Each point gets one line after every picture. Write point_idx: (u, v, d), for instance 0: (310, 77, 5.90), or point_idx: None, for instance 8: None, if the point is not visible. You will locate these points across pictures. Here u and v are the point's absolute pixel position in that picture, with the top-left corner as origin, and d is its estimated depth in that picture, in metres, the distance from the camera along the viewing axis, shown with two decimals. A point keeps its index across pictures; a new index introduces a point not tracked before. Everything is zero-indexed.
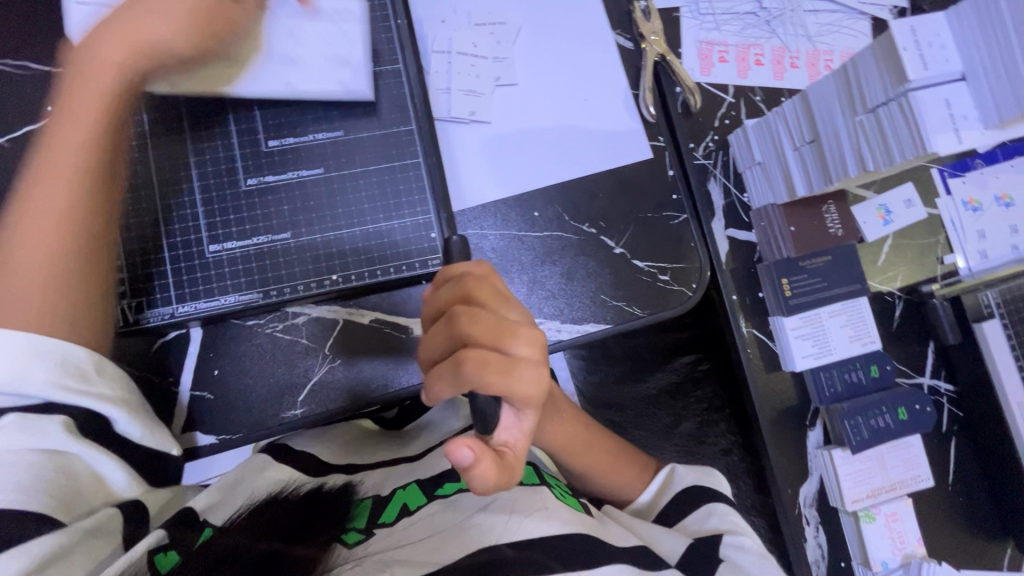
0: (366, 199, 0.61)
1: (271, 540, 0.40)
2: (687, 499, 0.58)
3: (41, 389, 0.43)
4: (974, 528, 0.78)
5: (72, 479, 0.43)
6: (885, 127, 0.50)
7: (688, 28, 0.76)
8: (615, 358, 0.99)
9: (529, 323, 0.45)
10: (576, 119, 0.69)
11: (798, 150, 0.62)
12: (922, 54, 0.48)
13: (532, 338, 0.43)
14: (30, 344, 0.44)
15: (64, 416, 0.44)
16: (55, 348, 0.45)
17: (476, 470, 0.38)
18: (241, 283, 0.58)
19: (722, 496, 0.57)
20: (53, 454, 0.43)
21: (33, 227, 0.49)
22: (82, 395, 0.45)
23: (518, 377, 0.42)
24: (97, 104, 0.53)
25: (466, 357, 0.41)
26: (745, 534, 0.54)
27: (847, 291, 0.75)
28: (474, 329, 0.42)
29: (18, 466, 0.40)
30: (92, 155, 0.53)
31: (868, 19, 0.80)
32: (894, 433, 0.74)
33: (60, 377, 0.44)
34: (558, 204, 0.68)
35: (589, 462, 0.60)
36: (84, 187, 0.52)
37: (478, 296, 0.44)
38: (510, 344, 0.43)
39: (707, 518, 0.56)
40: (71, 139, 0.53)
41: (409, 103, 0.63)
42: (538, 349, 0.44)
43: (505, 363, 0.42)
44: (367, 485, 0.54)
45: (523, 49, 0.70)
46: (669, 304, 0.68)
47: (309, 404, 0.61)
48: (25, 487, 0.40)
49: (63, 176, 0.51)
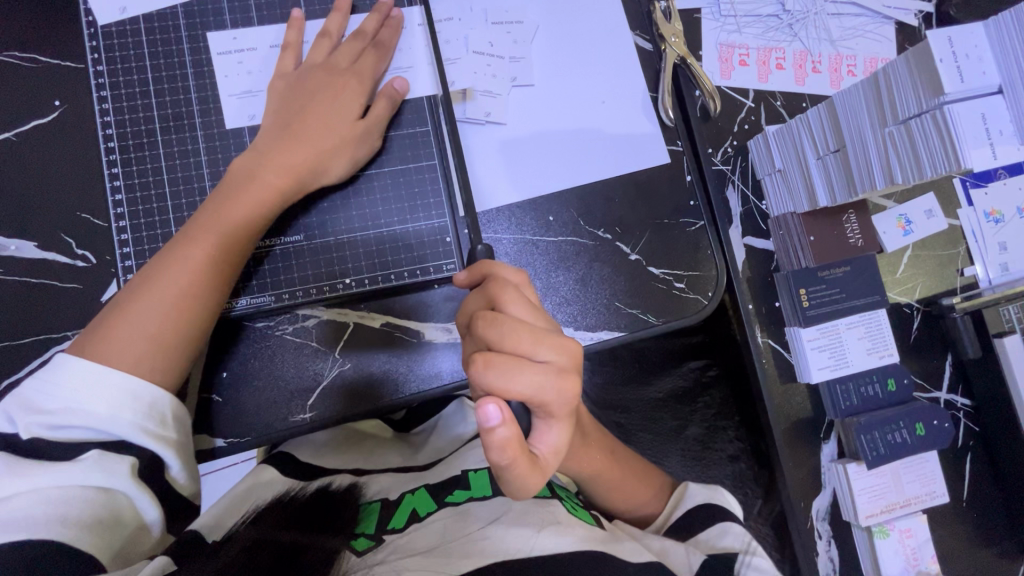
0: (380, 202, 0.60)
1: (273, 550, 0.39)
2: (701, 515, 0.57)
3: (120, 431, 0.44)
4: (986, 544, 0.79)
5: (120, 519, 0.43)
6: (916, 139, 0.49)
7: (709, 30, 0.75)
8: (621, 360, 0.93)
9: (558, 331, 0.44)
10: (593, 122, 0.68)
11: (821, 159, 0.61)
12: (958, 65, 0.47)
13: (561, 345, 0.42)
14: (128, 388, 0.45)
15: (132, 456, 0.44)
16: (145, 393, 0.46)
17: (500, 434, 0.38)
18: (253, 286, 0.57)
19: (734, 516, 0.57)
20: (107, 493, 0.43)
21: (167, 273, 0.50)
22: (154, 439, 0.46)
23: (543, 381, 0.41)
24: (304, 156, 0.54)
25: (490, 359, 0.40)
26: (757, 554, 0.53)
27: (866, 302, 0.73)
28: (500, 332, 0.41)
29: (75, 501, 0.41)
30: (269, 204, 0.54)
31: (892, 24, 0.78)
32: (912, 450, 0.73)
33: (142, 421, 0.46)
34: (574, 208, 0.67)
35: (614, 487, 0.61)
36: (234, 238, 0.52)
37: (502, 300, 0.44)
38: (537, 350, 0.41)
39: (721, 536, 0.55)
40: (261, 187, 0.53)
41: (426, 104, 0.62)
42: (568, 356, 0.42)
43: (530, 367, 0.41)
44: (375, 488, 0.54)
45: (541, 48, 0.68)
46: (684, 312, 0.67)
47: (318, 408, 0.60)
48: (77, 523, 0.40)
49: (229, 221, 0.52)
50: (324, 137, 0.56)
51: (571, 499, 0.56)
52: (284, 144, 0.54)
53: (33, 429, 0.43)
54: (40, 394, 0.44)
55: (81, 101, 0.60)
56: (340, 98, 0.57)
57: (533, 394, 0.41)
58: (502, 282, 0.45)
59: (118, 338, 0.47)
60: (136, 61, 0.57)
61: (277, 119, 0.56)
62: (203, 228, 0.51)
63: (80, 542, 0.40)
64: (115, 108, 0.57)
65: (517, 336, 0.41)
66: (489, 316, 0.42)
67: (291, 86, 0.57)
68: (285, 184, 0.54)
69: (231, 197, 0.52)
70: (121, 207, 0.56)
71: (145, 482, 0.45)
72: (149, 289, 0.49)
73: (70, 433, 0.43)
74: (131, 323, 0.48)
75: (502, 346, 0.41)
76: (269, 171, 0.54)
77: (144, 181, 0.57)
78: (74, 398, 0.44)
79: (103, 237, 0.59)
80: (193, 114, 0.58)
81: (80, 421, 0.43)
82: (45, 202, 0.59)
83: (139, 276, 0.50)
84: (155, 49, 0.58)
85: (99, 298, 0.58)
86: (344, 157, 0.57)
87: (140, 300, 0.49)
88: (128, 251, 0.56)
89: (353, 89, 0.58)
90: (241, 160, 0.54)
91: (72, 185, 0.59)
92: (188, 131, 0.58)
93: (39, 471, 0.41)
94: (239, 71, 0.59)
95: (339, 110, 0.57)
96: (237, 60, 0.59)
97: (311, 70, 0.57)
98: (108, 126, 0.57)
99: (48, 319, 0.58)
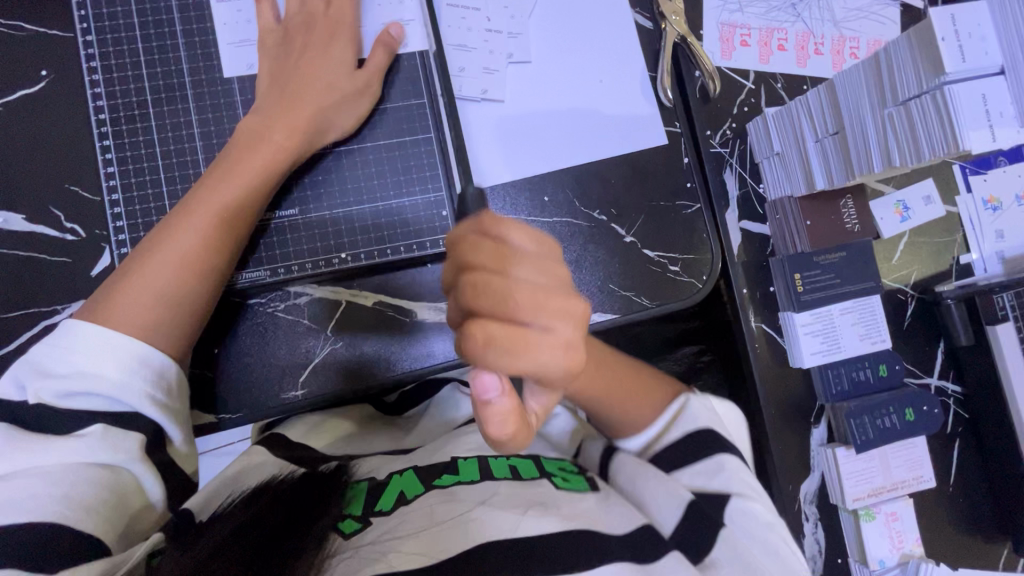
0: (375, 176, 0.59)
1: (259, 538, 0.39)
2: (697, 444, 0.54)
3: (133, 402, 0.45)
4: (971, 529, 0.80)
5: (123, 494, 0.43)
6: (915, 121, 0.48)
7: (711, 8, 0.73)
8: (616, 342, 0.92)
9: (564, 287, 0.38)
10: (590, 100, 0.67)
11: (820, 142, 0.60)
12: (960, 45, 0.46)
13: (565, 311, 0.36)
14: (142, 357, 0.46)
15: (139, 433, 0.45)
16: (157, 360, 0.47)
17: (501, 407, 0.34)
18: (249, 260, 0.57)
19: (730, 448, 0.54)
20: (114, 471, 0.43)
21: (178, 236, 0.49)
22: (162, 412, 0.46)
23: (549, 355, 0.35)
24: (310, 113, 0.55)
25: (489, 333, 0.35)
26: (752, 498, 0.51)
27: (860, 289, 0.74)
28: (490, 302, 0.36)
29: (80, 481, 0.41)
30: (282, 161, 0.54)
31: (898, 6, 0.77)
32: (900, 434, 0.74)
33: (151, 391, 0.46)
34: (569, 188, 0.66)
35: (613, 402, 0.56)
36: (250, 195, 0.52)
37: (477, 259, 0.37)
38: (535, 317, 0.36)
39: (717, 473, 0.52)
40: (273, 145, 0.54)
41: (423, 76, 0.61)
42: (573, 324, 0.37)
43: (533, 340, 0.35)
44: (366, 467, 0.54)
45: (539, 24, 0.67)
46: (678, 296, 0.67)
47: (309, 386, 0.60)
48: (80, 504, 0.40)
49: (243, 177, 0.52)
50: (326, 94, 0.56)
51: (564, 470, 0.55)
52: (287, 105, 0.55)
53: (41, 393, 0.43)
54: (47, 357, 0.44)
55: (69, 71, 0.59)
56: (334, 53, 0.58)
57: (543, 369, 0.36)
58: (475, 237, 0.38)
59: (126, 300, 0.47)
60: (125, 30, 0.56)
61: (275, 74, 0.56)
62: (214, 188, 0.51)
63: (85, 525, 0.39)
64: (105, 79, 0.56)
65: (512, 300, 0.36)
66: (477, 285, 0.37)
67: (280, 41, 0.57)
68: (296, 143, 0.55)
69: (241, 159, 0.52)
70: (113, 180, 0.55)
71: (149, 459, 0.45)
72: (161, 250, 0.49)
73: (80, 401, 0.43)
74: (143, 284, 0.48)
75: (495, 314, 0.36)
76: (276, 131, 0.54)
77: (136, 155, 0.56)
78: (83, 363, 0.44)
79: (93, 211, 0.58)
80: (184, 85, 0.57)
81: (92, 389, 0.43)
82: (34, 174, 0.58)
83: (149, 237, 0.50)
84: (145, 17, 0.56)
85: (91, 272, 0.58)
86: (348, 114, 0.58)
87: (149, 262, 0.48)
88: (121, 226, 0.55)
89: (345, 36, 0.58)
90: (247, 120, 0.54)
91: (60, 158, 0.58)
92: (180, 103, 0.57)
93: (44, 448, 0.41)
94: (238, 20, 0.58)
95: (335, 61, 0.57)
96: (236, 10, 0.58)
97: (299, 23, 0.58)
98: (99, 98, 0.55)
99: (38, 291, 0.57)
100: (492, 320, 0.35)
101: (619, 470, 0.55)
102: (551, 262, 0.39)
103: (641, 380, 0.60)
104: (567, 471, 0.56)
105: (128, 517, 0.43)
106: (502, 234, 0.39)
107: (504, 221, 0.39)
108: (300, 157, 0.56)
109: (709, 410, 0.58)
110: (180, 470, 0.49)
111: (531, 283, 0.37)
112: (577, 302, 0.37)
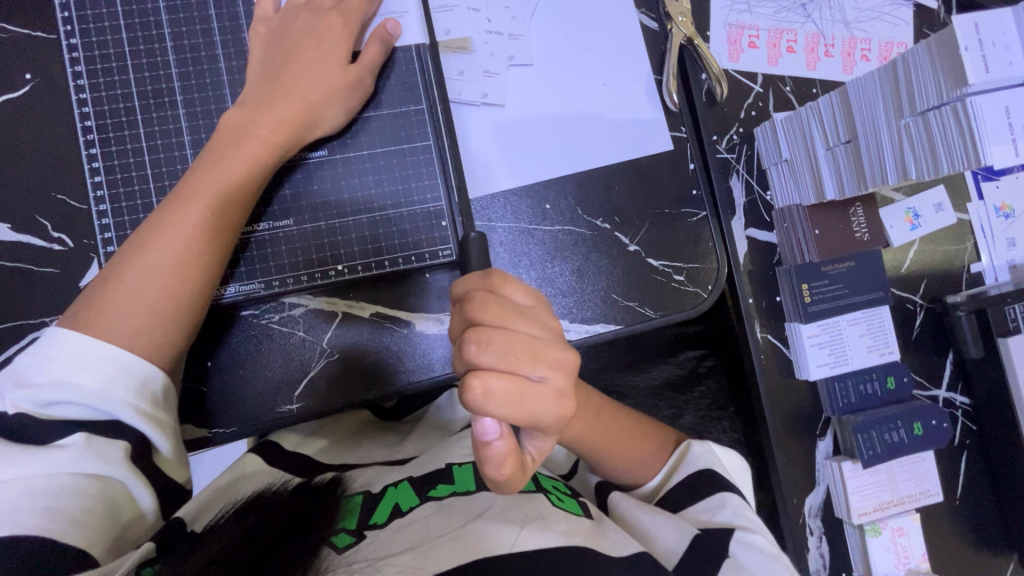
0: (372, 184, 0.58)
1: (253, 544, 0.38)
2: (695, 485, 0.54)
3: (114, 410, 0.43)
4: (978, 542, 0.79)
5: (114, 505, 0.42)
6: (935, 132, 0.47)
7: (719, 9, 0.71)
8: (618, 348, 0.90)
9: (556, 339, 0.40)
10: (594, 105, 0.65)
11: (831, 150, 0.59)
12: (984, 55, 0.44)
13: (559, 363, 0.39)
14: (122, 364, 0.44)
15: (124, 441, 0.43)
16: (140, 368, 0.45)
17: (498, 448, 0.37)
18: (241, 272, 0.55)
19: (732, 487, 0.53)
20: (102, 481, 0.42)
21: (161, 238, 0.47)
22: (146, 420, 0.44)
23: (543, 406, 0.38)
24: (298, 110, 0.52)
25: (489, 386, 0.37)
26: (757, 531, 0.50)
27: (870, 299, 0.72)
28: (495, 355, 0.38)
29: (66, 492, 0.39)
30: (267, 158, 0.52)
31: (911, 7, 0.75)
32: (909, 448, 0.73)
33: (134, 398, 0.44)
34: (572, 197, 0.64)
35: (611, 451, 0.56)
36: (235, 195, 0.50)
37: (482, 315, 0.39)
38: (535, 370, 0.38)
39: (718, 510, 0.51)
40: (256, 140, 0.51)
41: (420, 80, 0.59)
42: (565, 376, 0.39)
43: (530, 391, 0.38)
44: (361, 480, 0.52)
45: (541, 26, 0.65)
46: (683, 306, 0.65)
47: (306, 400, 0.59)
48: (65, 516, 0.39)
49: (226, 176, 0.50)
50: (314, 87, 0.53)
51: (558, 490, 0.54)
52: (274, 97, 0.52)
53: (21, 403, 0.41)
54: (29, 367, 0.43)
55: (54, 76, 0.57)
56: (326, 45, 0.54)
57: (537, 417, 0.38)
58: (480, 291, 0.40)
59: (108, 313, 0.45)
60: (111, 33, 0.54)
61: (263, 70, 0.53)
62: (196, 190, 0.49)
63: (70, 537, 0.38)
64: (90, 84, 0.54)
65: (511, 353, 0.38)
66: (481, 339, 0.38)
67: (274, 32, 0.54)
68: (280, 139, 0.52)
69: (224, 157, 0.50)
70: (100, 189, 0.53)
71: (139, 468, 0.44)
72: (143, 255, 0.47)
73: (62, 410, 0.42)
74: (126, 292, 0.46)
75: (497, 367, 0.38)
76: (261, 125, 0.51)
77: (124, 163, 0.54)
78: (63, 371, 0.42)
79: (81, 220, 0.56)
80: (173, 91, 0.55)
81: (71, 397, 0.42)
82: (19, 183, 0.56)
83: (131, 242, 0.48)
84: (131, 19, 0.54)
85: (79, 282, 0.56)
86: (338, 107, 0.55)
87: (131, 271, 0.47)
88: (110, 237, 0.53)
89: (338, 30, 0.55)
90: (230, 114, 0.52)
91: (45, 165, 0.56)
92: (169, 110, 0.55)
93: (27, 459, 0.39)
94: (229, 21, 0.56)
95: (326, 56, 0.54)
96: (226, 11, 0.56)
97: (296, 11, 0.55)
98: (85, 104, 0.53)
99: (24, 303, 0.55)
100: (493, 373, 0.37)
101: (618, 505, 0.54)
102: (547, 317, 0.41)
103: (643, 427, 0.60)
104: (561, 491, 0.54)
105: (119, 529, 0.42)
106: (499, 288, 0.41)
107: (506, 280, 0.41)
108: (287, 152, 0.53)
109: (710, 451, 0.57)
110: (171, 480, 0.47)
111: (529, 336, 0.39)
112: (568, 352, 0.40)
